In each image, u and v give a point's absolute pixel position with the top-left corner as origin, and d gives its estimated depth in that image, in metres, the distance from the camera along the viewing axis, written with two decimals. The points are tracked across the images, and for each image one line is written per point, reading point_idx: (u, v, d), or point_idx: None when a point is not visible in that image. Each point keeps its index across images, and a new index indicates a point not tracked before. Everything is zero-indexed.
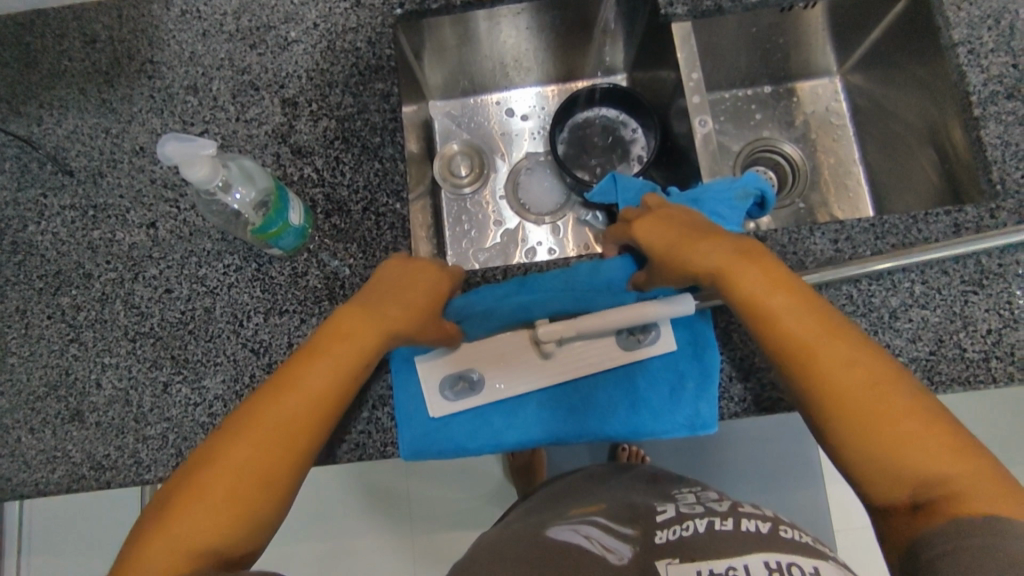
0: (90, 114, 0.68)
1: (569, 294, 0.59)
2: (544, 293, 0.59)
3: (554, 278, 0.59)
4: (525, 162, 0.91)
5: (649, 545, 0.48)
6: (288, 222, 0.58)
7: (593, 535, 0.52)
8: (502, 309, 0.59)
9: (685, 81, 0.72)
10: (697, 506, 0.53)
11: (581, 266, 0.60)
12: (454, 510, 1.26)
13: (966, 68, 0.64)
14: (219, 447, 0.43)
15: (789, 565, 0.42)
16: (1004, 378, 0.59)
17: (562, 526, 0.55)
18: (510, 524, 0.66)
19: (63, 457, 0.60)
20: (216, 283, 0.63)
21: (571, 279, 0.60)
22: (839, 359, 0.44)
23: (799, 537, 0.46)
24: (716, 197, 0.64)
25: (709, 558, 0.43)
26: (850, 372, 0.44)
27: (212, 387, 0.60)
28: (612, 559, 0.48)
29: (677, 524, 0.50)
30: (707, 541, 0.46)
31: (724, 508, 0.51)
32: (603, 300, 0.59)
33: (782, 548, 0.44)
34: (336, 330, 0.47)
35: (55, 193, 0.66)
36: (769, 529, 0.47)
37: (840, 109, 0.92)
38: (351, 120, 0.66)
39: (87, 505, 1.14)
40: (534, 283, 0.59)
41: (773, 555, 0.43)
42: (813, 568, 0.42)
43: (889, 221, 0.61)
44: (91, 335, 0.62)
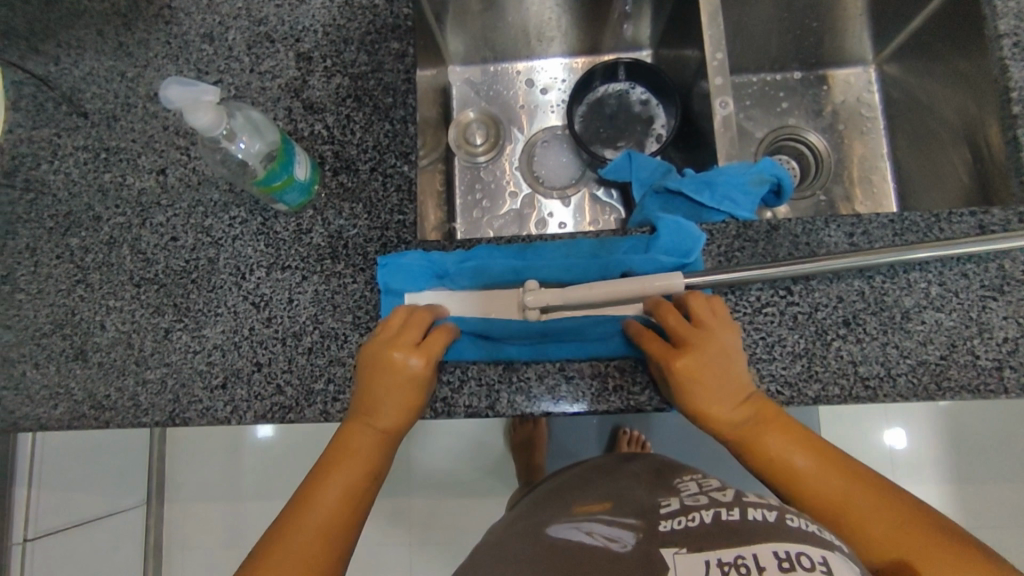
0: (107, 57, 0.68)
1: (564, 263, 0.59)
2: (538, 261, 0.60)
3: (555, 250, 0.61)
4: (542, 135, 0.88)
5: (654, 534, 0.47)
6: (293, 175, 0.57)
7: (596, 529, 0.53)
8: (494, 267, 0.60)
9: (708, 60, 0.70)
10: (700, 497, 0.51)
11: (583, 241, 0.61)
12: (452, 483, 1.28)
13: (1009, 62, 0.61)
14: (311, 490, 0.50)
15: (797, 554, 0.36)
16: (1017, 389, 0.56)
17: (565, 524, 0.56)
18: (513, 522, 0.66)
19: (65, 394, 0.61)
20: (221, 234, 0.63)
21: (571, 253, 0.60)
22: (831, 486, 0.48)
23: (805, 525, 0.40)
24: (729, 181, 0.63)
25: (719, 548, 0.40)
26: (847, 491, 0.48)
27: (212, 337, 0.61)
28: (616, 548, 0.48)
29: (683, 514, 0.48)
30: (711, 531, 0.42)
31: (730, 498, 0.48)
32: (595, 274, 0.58)
33: (789, 536, 0.38)
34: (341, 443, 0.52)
35: (69, 134, 0.66)
36: (776, 518, 0.42)
37: (872, 100, 0.88)
38: (364, 79, 0.65)
39: (100, 445, 1.19)
40: (532, 252, 0.61)
41: (781, 544, 0.37)
42: (822, 558, 0.36)
43: (911, 218, 0.59)
44: (97, 278, 0.63)
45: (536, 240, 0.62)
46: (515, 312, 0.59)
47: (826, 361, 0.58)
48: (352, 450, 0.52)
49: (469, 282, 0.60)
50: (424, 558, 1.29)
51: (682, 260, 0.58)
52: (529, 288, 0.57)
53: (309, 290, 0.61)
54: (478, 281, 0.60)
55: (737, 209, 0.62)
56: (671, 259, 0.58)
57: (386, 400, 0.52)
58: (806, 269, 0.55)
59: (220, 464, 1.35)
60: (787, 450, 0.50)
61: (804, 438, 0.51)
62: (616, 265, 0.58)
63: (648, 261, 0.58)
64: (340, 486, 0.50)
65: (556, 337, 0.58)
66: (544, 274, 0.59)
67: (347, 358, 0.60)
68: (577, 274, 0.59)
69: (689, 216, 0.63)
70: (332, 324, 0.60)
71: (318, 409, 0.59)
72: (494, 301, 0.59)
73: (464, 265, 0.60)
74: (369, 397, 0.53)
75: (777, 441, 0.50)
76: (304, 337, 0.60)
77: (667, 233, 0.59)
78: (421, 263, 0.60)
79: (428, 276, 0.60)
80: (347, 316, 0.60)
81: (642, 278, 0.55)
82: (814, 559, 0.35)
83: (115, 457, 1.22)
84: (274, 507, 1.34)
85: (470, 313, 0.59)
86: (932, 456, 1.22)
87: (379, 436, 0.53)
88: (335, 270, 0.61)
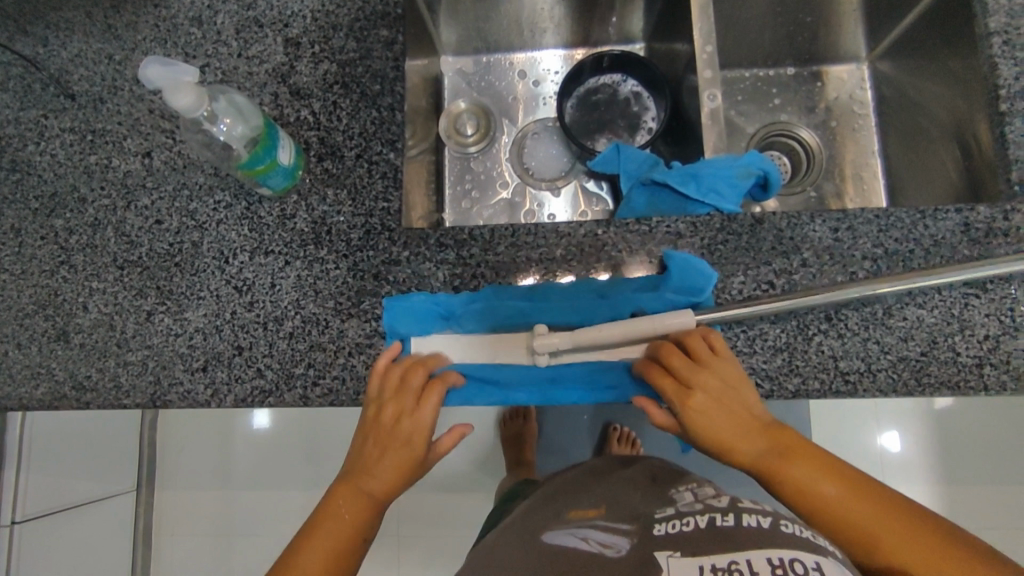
0: (95, 39, 0.67)
1: (573, 304, 0.58)
2: (546, 303, 0.58)
3: (562, 290, 0.58)
4: (533, 126, 0.88)
5: (648, 537, 0.48)
6: (277, 160, 0.57)
7: (591, 536, 0.53)
8: (499, 310, 0.58)
9: (698, 53, 0.69)
10: (696, 503, 0.52)
11: (590, 281, 0.58)
12: (442, 478, 1.28)
13: (998, 60, 0.60)
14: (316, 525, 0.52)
15: (790, 561, 0.38)
16: (996, 386, 0.56)
17: (560, 532, 0.57)
18: (506, 524, 0.67)
19: (46, 374, 0.61)
20: (205, 218, 0.63)
21: (578, 293, 0.58)
22: (863, 518, 0.47)
23: (799, 530, 0.42)
24: (716, 173, 0.62)
25: (712, 553, 0.42)
26: (880, 525, 0.47)
27: (193, 320, 0.61)
28: (610, 554, 0.49)
29: (677, 518, 0.49)
30: (704, 536, 0.44)
31: (724, 503, 0.49)
32: (602, 315, 0.57)
33: (784, 544, 0.40)
34: (330, 505, 0.53)
35: (56, 116, 0.66)
36: (770, 525, 0.43)
37: (864, 97, 0.88)
38: (352, 66, 0.65)
39: (95, 423, 1.20)
40: (541, 292, 0.59)
41: (775, 550, 0.39)
42: (816, 563, 0.38)
43: (895, 214, 0.59)
44: (81, 259, 0.63)
45: (544, 281, 0.59)
46: (523, 354, 0.59)
47: (806, 356, 0.57)
48: (338, 512, 0.52)
49: (475, 325, 0.59)
50: (414, 550, 1.29)
51: (693, 298, 0.57)
52: (540, 333, 0.56)
53: (292, 275, 0.61)
54: (485, 323, 0.58)
55: (722, 203, 0.61)
56: (682, 296, 0.57)
57: (378, 460, 0.53)
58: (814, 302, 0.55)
59: (211, 450, 1.36)
60: (810, 480, 0.49)
61: (827, 469, 0.50)
62: (625, 307, 0.57)
63: (659, 299, 0.57)
64: (325, 548, 0.51)
65: (566, 380, 0.59)
66: (552, 316, 0.58)
67: (328, 344, 0.60)
68: (584, 317, 0.58)
69: (674, 208, 0.64)
70: (313, 309, 0.60)
71: (298, 393, 0.59)
72: (502, 343, 0.59)
73: (472, 307, 0.58)
74: (363, 455, 0.54)
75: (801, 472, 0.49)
76: (285, 322, 0.60)
77: (677, 271, 0.57)
78: (426, 304, 0.59)
79: (434, 317, 0.59)
80: (329, 302, 0.60)
81: (653, 316, 0.55)
82: (807, 567, 0.37)
83: (106, 436, 1.23)
84: (263, 496, 1.34)
85: (478, 355, 0.59)
86: (920, 457, 1.22)
87: (376, 487, 0.53)
88: (318, 256, 0.61)
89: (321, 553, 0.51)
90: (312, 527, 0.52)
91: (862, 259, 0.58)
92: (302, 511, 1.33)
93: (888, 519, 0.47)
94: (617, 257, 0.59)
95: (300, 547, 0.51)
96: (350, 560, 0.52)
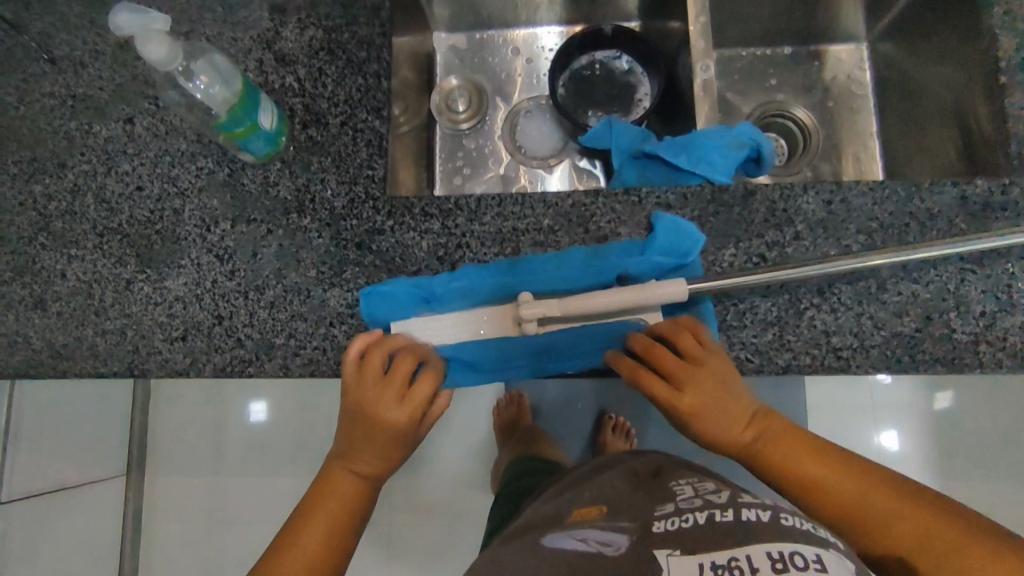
0: (78, 4, 0.66)
1: (558, 277, 0.57)
2: (530, 276, 0.57)
3: (547, 262, 0.57)
4: (525, 104, 0.87)
5: (647, 533, 0.47)
6: (258, 123, 0.56)
7: (590, 536, 0.50)
8: (482, 287, 0.57)
9: (691, 24, 0.68)
10: (696, 500, 0.50)
11: (574, 252, 0.57)
12: (438, 472, 1.25)
13: (999, 30, 0.59)
14: (309, 512, 0.53)
15: (790, 554, 0.39)
16: (992, 364, 0.55)
17: (558, 534, 0.52)
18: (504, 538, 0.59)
19: (23, 343, 0.60)
20: (187, 184, 0.62)
21: (563, 265, 0.57)
22: (848, 492, 0.49)
23: (799, 524, 0.43)
24: (707, 144, 0.61)
25: (711, 549, 0.41)
26: (863, 497, 0.49)
27: (173, 288, 0.60)
28: (609, 552, 0.46)
29: (677, 515, 0.47)
30: (705, 533, 0.43)
31: (723, 499, 0.48)
32: (587, 283, 0.57)
33: (780, 536, 0.41)
34: (325, 485, 0.54)
35: (37, 80, 0.65)
36: (770, 518, 0.43)
37: (863, 79, 0.87)
38: (338, 32, 0.63)
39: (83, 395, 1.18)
40: (522, 264, 0.57)
41: (775, 544, 0.40)
42: (816, 557, 0.39)
43: (891, 187, 0.57)
44: (60, 226, 0.62)
45: (524, 252, 0.58)
46: (508, 331, 0.58)
47: (798, 330, 0.56)
48: (334, 492, 0.53)
49: (460, 302, 0.58)
50: (403, 542, 1.24)
51: (681, 261, 0.56)
52: (523, 299, 0.55)
53: (274, 244, 0.60)
54: (470, 300, 0.58)
55: (713, 173, 0.60)
56: (669, 260, 0.56)
57: (369, 447, 0.54)
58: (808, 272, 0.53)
59: (201, 435, 1.35)
60: (798, 462, 0.51)
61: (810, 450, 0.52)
62: (605, 275, 0.57)
63: (644, 263, 0.56)
64: (321, 532, 0.52)
65: (553, 352, 0.58)
66: (535, 286, 0.57)
67: (309, 314, 0.58)
68: (570, 286, 0.57)
69: (665, 179, 0.63)
70: (295, 279, 0.59)
71: (278, 363, 0.58)
72: (487, 318, 0.58)
73: (453, 287, 0.57)
74: (353, 440, 0.54)
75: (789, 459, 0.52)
76: (266, 292, 0.59)
77: (665, 232, 0.56)
78: (406, 288, 0.57)
79: (416, 301, 0.58)
80: (311, 271, 0.59)
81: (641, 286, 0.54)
82: (808, 560, 0.38)
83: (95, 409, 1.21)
84: (253, 482, 1.33)
85: (465, 333, 0.58)
86: (919, 453, 1.20)
87: (365, 473, 0.54)
88: (301, 225, 0.60)
89: (317, 538, 0.52)
90: (310, 507, 0.53)
91: (856, 232, 0.57)
92: (293, 498, 1.32)
93: (878, 493, 0.49)
94: (604, 227, 0.58)
95: (295, 533, 0.52)
96: (345, 540, 0.53)
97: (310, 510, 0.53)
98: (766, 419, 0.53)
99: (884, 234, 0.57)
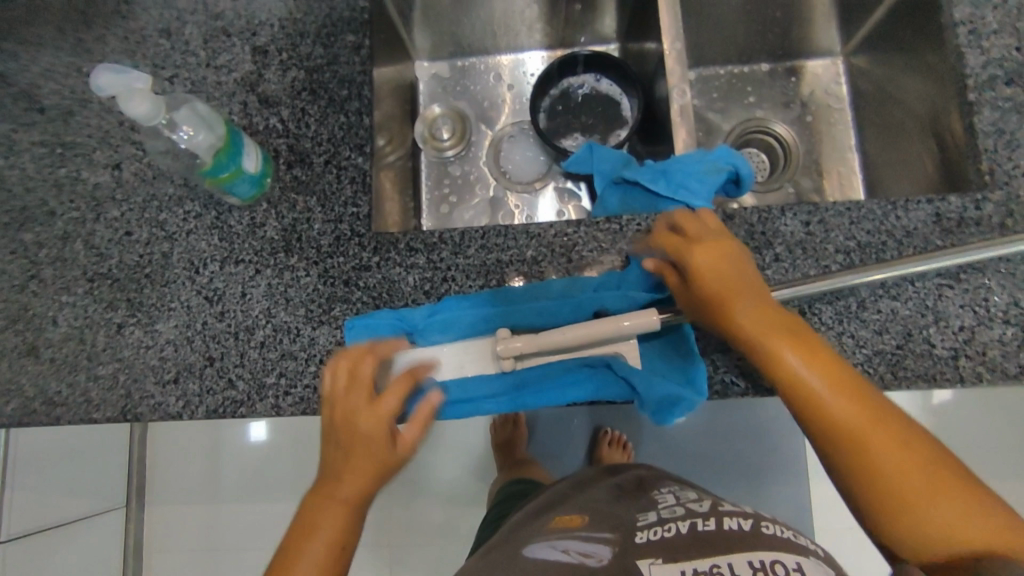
0: (65, 53, 0.68)
1: (537, 309, 0.57)
2: (509, 307, 0.57)
3: (526, 294, 0.57)
4: (509, 130, 0.88)
5: (630, 544, 0.48)
6: (242, 167, 0.57)
7: (571, 546, 0.51)
8: (462, 320, 0.57)
9: (666, 50, 0.69)
10: (677, 508, 0.53)
11: (554, 283, 0.57)
12: (438, 491, 1.25)
13: (965, 48, 0.61)
14: (299, 540, 0.50)
15: (772, 562, 0.42)
16: (973, 378, 0.56)
17: (541, 543, 0.53)
18: (491, 550, 0.60)
19: (16, 391, 0.60)
20: (175, 228, 0.62)
21: (543, 296, 0.57)
22: (864, 427, 0.45)
23: (780, 533, 0.47)
24: (685, 169, 0.62)
25: (692, 558, 0.44)
26: (880, 439, 0.45)
27: (164, 332, 0.61)
28: (592, 563, 0.47)
29: (658, 525, 0.50)
30: (689, 542, 0.46)
31: (705, 508, 0.52)
32: (566, 316, 0.57)
33: (764, 545, 0.44)
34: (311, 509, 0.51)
35: (26, 130, 0.66)
36: (750, 527, 0.47)
37: (840, 92, 0.88)
38: (319, 72, 0.65)
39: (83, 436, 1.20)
40: (502, 297, 0.57)
41: (756, 553, 0.43)
42: (797, 565, 0.42)
43: (867, 206, 0.58)
44: (51, 273, 0.63)
45: (507, 284, 0.59)
46: (489, 365, 0.58)
47: None
48: (320, 518, 0.50)
49: (440, 335, 0.57)
50: (404, 563, 1.24)
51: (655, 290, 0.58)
52: (501, 336, 0.55)
53: (263, 284, 0.60)
54: (450, 333, 0.57)
55: (692, 198, 0.61)
56: (644, 293, 0.57)
57: (349, 464, 0.50)
58: (804, 291, 0.54)
59: (201, 464, 1.35)
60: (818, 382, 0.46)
61: (841, 375, 0.47)
62: (586, 304, 0.56)
63: (620, 297, 0.56)
64: (312, 565, 0.49)
65: (532, 389, 0.57)
66: (516, 320, 0.57)
67: (299, 352, 0.59)
68: (550, 320, 0.57)
69: (647, 206, 0.64)
70: (284, 318, 0.60)
71: (269, 403, 0.58)
72: (469, 353, 0.58)
73: (433, 319, 0.57)
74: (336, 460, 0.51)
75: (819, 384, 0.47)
76: (256, 331, 0.60)
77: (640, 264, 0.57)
78: (390, 318, 0.58)
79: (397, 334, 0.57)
80: (300, 310, 0.60)
81: (614, 318, 0.53)
82: (788, 568, 0.41)
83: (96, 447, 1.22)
84: (254, 509, 1.33)
85: (444, 367, 0.58)
86: None
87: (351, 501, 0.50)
88: (289, 264, 0.61)
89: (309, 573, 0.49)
90: (300, 532, 0.50)
91: (835, 252, 0.58)
92: None
93: (904, 447, 0.44)
94: (587, 256, 0.59)
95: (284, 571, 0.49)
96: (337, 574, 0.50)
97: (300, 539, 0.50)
98: (792, 329, 0.49)
99: (856, 252, 0.58)
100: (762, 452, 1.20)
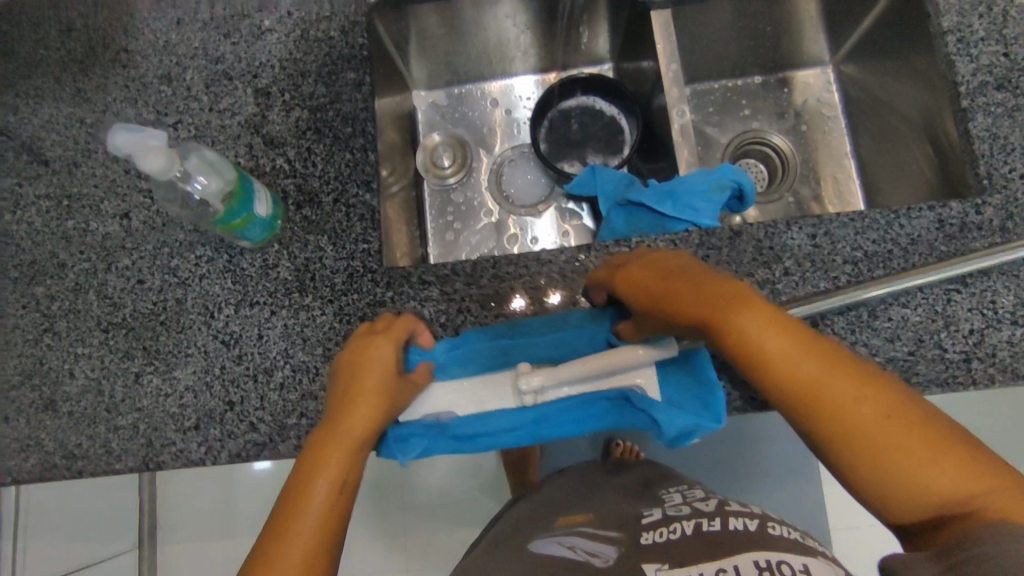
0: (65, 104, 0.68)
1: (555, 340, 0.57)
2: (528, 339, 0.58)
3: (544, 325, 0.58)
4: (509, 154, 0.89)
5: (635, 545, 0.50)
6: (253, 212, 0.57)
7: (577, 544, 0.53)
8: (483, 353, 0.57)
9: (663, 72, 0.72)
10: (683, 507, 0.55)
11: (573, 314, 0.59)
12: (442, 501, 1.25)
13: (955, 56, 0.62)
14: (305, 482, 0.48)
15: (779, 563, 0.41)
16: (985, 380, 0.57)
17: (546, 537, 0.57)
18: (497, 536, 0.63)
19: (36, 446, 0.60)
20: (188, 274, 0.63)
21: (560, 327, 0.58)
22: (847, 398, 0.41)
23: (785, 533, 0.47)
24: (690, 190, 0.63)
25: (700, 561, 0.44)
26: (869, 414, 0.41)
27: (183, 378, 0.61)
28: (597, 563, 0.49)
29: (664, 526, 0.51)
30: (696, 545, 0.46)
31: (710, 508, 0.53)
32: (583, 346, 0.58)
33: (771, 548, 0.44)
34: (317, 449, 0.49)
35: (31, 183, 0.66)
36: (756, 527, 0.48)
37: (832, 100, 0.90)
38: (323, 111, 0.65)
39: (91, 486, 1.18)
40: (520, 330, 0.58)
41: (763, 555, 0.43)
42: (802, 566, 0.41)
43: (870, 216, 0.59)
44: (65, 325, 0.63)
45: (522, 315, 0.60)
46: (510, 398, 0.56)
47: None
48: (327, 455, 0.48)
49: (461, 369, 0.57)
50: None
51: None
52: (523, 371, 0.55)
53: (279, 325, 0.61)
54: (471, 366, 0.57)
55: (699, 218, 0.62)
56: None
57: (358, 399, 0.51)
58: (818, 308, 0.55)
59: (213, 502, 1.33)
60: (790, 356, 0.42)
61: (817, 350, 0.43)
62: (604, 332, 0.58)
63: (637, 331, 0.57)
64: (318, 512, 0.47)
65: (551, 421, 0.57)
66: (533, 353, 0.57)
67: (319, 392, 0.59)
68: (568, 351, 0.58)
69: (654, 226, 0.64)
70: (302, 358, 0.60)
71: (292, 444, 0.59)
72: (488, 387, 0.56)
73: (454, 353, 0.57)
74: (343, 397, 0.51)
75: (790, 367, 0.42)
76: (275, 373, 0.60)
77: None
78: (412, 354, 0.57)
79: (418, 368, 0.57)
80: (318, 349, 0.60)
81: (635, 346, 0.53)
82: (795, 569, 0.41)
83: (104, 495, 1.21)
84: None
85: (463, 401, 0.56)
86: None
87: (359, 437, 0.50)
88: (304, 303, 0.61)
89: (309, 540, 0.45)
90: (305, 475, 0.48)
91: (843, 263, 0.59)
92: None
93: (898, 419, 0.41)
94: None
95: (281, 541, 0.45)
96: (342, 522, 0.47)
97: (306, 481, 0.48)
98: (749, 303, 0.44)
99: (864, 263, 0.59)
100: (774, 453, 1.19)
